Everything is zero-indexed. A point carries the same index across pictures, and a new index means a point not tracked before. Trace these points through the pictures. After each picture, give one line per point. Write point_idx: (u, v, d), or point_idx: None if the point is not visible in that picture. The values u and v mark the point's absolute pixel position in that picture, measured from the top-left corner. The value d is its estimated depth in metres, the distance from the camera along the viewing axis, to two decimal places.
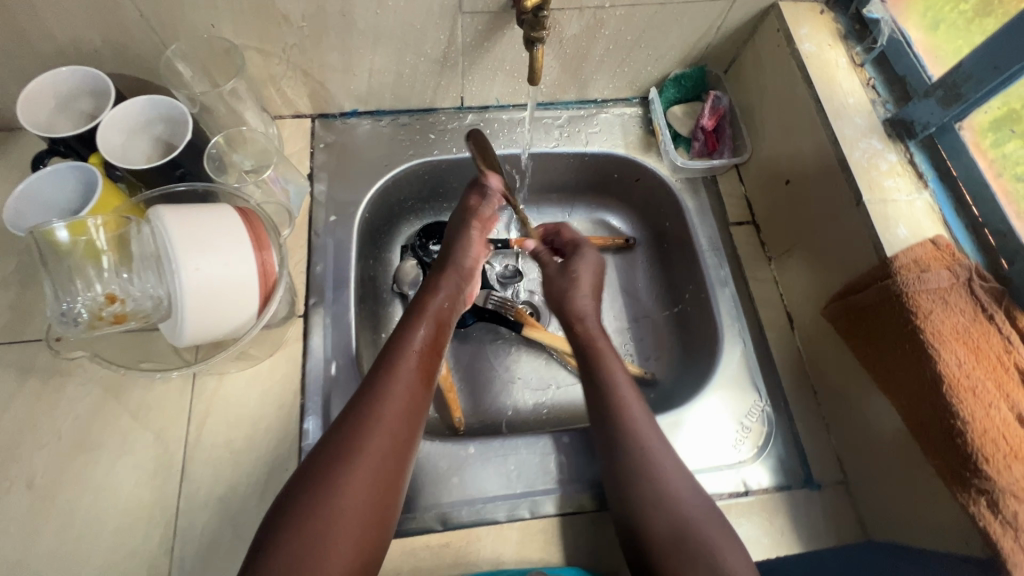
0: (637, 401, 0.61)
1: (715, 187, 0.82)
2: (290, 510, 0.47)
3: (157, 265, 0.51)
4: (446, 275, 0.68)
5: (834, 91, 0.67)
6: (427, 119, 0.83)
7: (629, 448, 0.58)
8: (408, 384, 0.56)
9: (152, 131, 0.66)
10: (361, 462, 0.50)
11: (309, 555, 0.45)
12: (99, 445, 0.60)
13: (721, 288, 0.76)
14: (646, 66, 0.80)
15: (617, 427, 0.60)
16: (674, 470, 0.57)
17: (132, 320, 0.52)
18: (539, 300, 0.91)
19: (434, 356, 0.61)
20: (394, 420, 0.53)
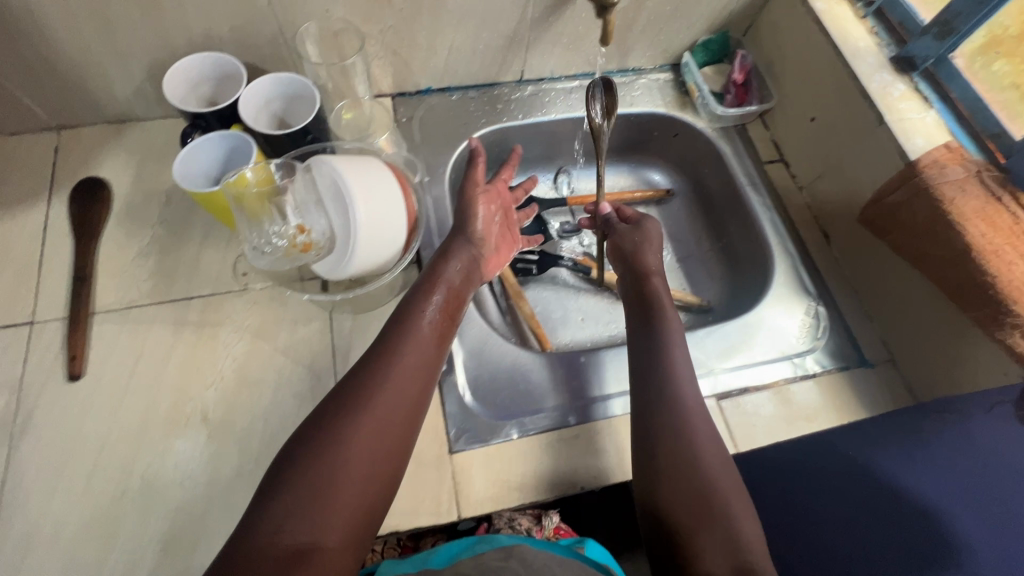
0: (681, 337, 0.67)
1: (746, 133, 0.95)
2: (299, 461, 0.48)
3: (330, 204, 0.60)
4: (458, 245, 0.71)
5: (848, 38, 0.80)
6: (492, 92, 0.93)
7: (664, 379, 0.62)
8: (422, 350, 0.59)
9: (270, 109, 0.74)
10: (370, 422, 0.51)
11: (314, 506, 0.46)
12: (260, 380, 0.67)
13: (766, 215, 0.88)
14: (679, 34, 0.93)
15: (663, 357, 0.64)
16: (701, 416, 0.59)
17: (315, 248, 0.62)
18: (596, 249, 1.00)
19: (447, 322, 0.63)
20: (405, 381, 0.56)
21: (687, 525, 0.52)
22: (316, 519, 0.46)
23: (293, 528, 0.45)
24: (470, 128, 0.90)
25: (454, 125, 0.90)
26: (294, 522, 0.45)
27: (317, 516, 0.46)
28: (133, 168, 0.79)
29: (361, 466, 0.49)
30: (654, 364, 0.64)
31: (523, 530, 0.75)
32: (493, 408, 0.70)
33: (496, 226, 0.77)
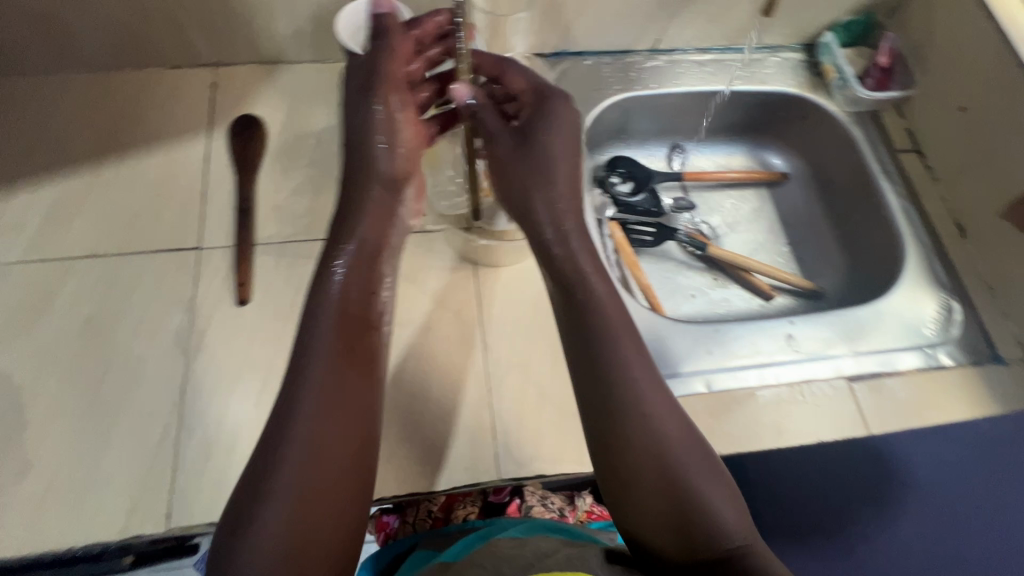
0: (632, 342, 0.58)
1: (880, 120, 0.93)
2: (249, 478, 0.49)
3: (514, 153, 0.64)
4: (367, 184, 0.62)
5: (1018, 26, 0.77)
6: (625, 60, 0.93)
7: (620, 395, 0.56)
8: (324, 361, 0.53)
9: (427, 58, 0.75)
10: (300, 439, 0.50)
11: (276, 517, 0.47)
12: (412, 321, 0.71)
13: (898, 205, 0.87)
14: (822, 12, 0.90)
15: (619, 373, 0.57)
16: (656, 430, 0.55)
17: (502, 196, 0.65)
18: (707, 228, 1.00)
19: (362, 300, 0.58)
20: (326, 391, 0.52)
21: (690, 534, 0.52)
22: (273, 529, 0.47)
23: (253, 553, 0.46)
24: (603, 95, 0.91)
25: (588, 91, 0.90)
26: (280, 538, 0.47)
27: (264, 528, 0.47)
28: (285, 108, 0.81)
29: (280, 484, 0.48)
30: (606, 381, 0.57)
31: (554, 509, 0.75)
32: None
33: (418, 150, 0.68)
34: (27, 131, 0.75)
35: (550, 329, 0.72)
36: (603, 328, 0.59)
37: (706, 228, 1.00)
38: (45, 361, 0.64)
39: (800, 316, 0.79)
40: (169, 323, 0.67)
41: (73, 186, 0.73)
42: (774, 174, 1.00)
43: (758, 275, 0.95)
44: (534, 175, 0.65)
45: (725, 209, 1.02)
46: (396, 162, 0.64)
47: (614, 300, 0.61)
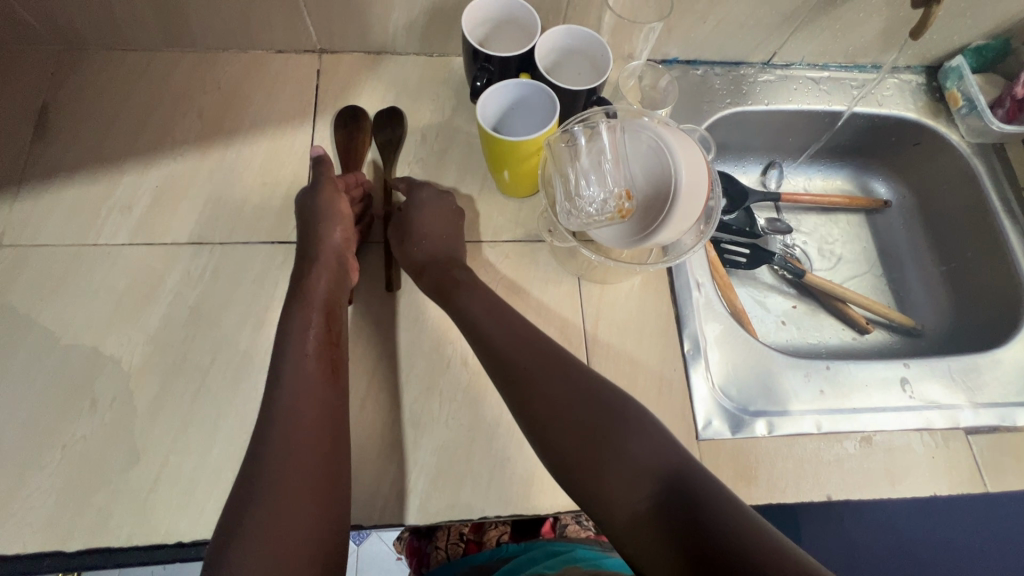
0: (549, 349, 0.55)
1: (1005, 154, 0.87)
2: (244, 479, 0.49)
3: (648, 158, 0.60)
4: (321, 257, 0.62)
5: None
6: (738, 72, 0.88)
7: (527, 386, 0.53)
8: (299, 371, 0.54)
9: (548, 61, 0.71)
10: (274, 444, 0.49)
11: (267, 515, 0.46)
12: None
13: (1021, 247, 0.82)
14: (955, 35, 0.85)
15: (547, 375, 0.53)
16: (575, 421, 0.49)
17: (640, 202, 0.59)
18: (801, 252, 0.96)
19: (326, 323, 0.58)
20: (304, 402, 0.52)
21: (676, 500, 0.43)
22: (262, 529, 0.45)
23: (245, 559, 0.43)
24: (713, 107, 0.86)
25: (697, 102, 0.86)
26: (268, 539, 0.45)
27: (246, 526, 0.45)
28: (390, 102, 0.79)
29: (264, 484, 0.47)
30: (521, 378, 0.53)
31: (590, 527, 0.79)
32: (737, 401, 0.68)
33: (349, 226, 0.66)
34: (136, 109, 0.74)
35: (655, 353, 0.69)
36: (508, 346, 0.56)
37: (799, 251, 0.96)
38: (151, 348, 0.63)
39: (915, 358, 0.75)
40: (274, 318, 0.65)
41: (178, 168, 0.72)
42: (877, 201, 0.95)
43: (854, 307, 0.91)
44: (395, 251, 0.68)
45: (821, 234, 0.97)
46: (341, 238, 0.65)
47: (535, 335, 0.57)
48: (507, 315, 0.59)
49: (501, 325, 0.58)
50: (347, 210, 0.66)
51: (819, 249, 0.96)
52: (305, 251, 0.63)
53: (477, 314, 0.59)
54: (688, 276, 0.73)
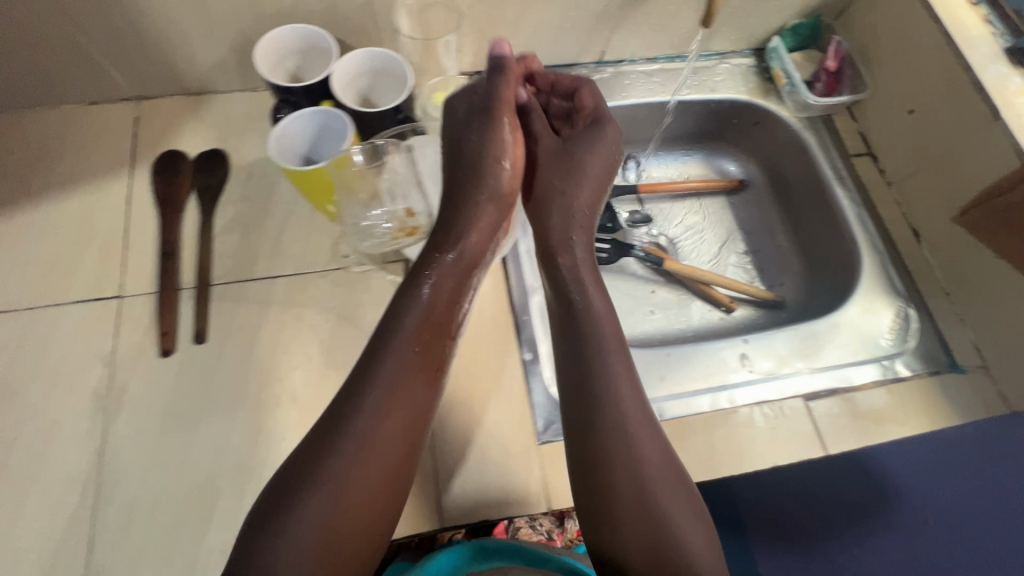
0: (636, 392, 0.55)
1: (832, 124, 0.91)
2: (287, 480, 0.48)
3: None
4: (473, 193, 0.62)
5: (959, 25, 0.75)
6: (571, 73, 0.90)
7: (614, 431, 0.52)
8: (400, 370, 0.53)
9: (357, 85, 0.72)
10: (349, 450, 0.49)
11: (330, 517, 0.46)
12: (348, 363, 0.67)
13: (851, 211, 0.85)
14: (768, 17, 0.89)
15: (625, 432, 0.52)
16: (630, 474, 0.51)
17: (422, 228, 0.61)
18: (665, 239, 0.98)
19: (442, 332, 0.57)
20: (388, 396, 0.51)
21: None
22: (288, 552, 0.44)
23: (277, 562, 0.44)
24: None
25: None
26: (302, 549, 0.45)
27: (303, 543, 0.45)
28: (213, 140, 0.78)
29: (316, 491, 0.47)
30: (596, 424, 0.53)
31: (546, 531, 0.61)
32: None
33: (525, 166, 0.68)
34: None
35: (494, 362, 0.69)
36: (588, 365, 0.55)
37: (663, 239, 0.98)
38: None
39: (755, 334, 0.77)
40: (88, 379, 0.63)
41: None
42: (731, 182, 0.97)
43: (717, 287, 0.92)
44: (564, 175, 0.66)
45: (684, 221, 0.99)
46: (503, 180, 0.64)
47: (626, 369, 0.56)
48: (597, 318, 0.58)
49: (603, 331, 0.57)
50: (507, 139, 0.65)
51: (682, 235, 0.98)
52: (454, 216, 0.62)
53: (591, 311, 0.58)
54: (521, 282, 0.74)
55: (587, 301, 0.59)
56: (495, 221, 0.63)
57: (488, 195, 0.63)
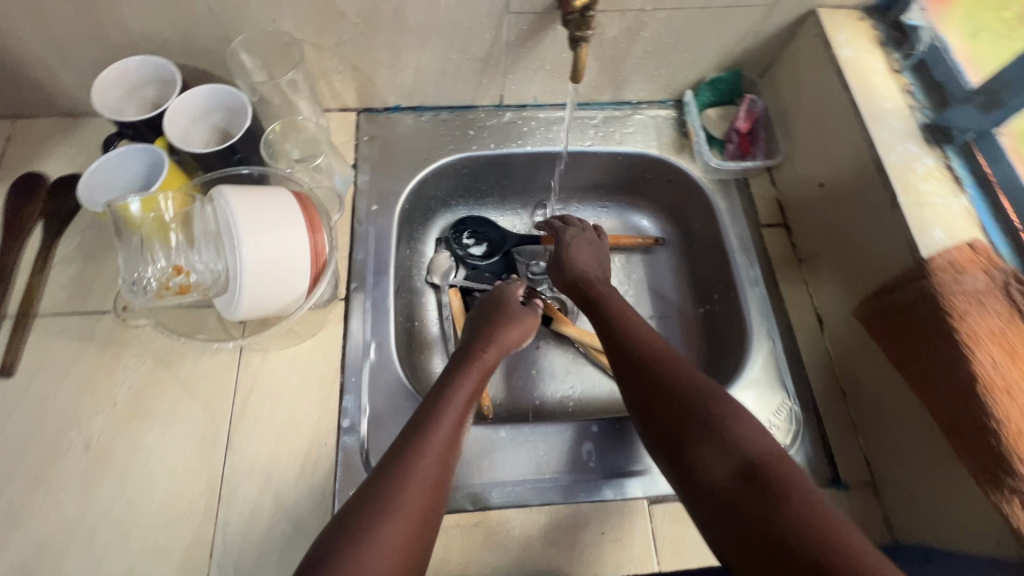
0: (757, 428, 0.49)
1: (747, 189, 0.83)
2: (344, 538, 0.42)
3: (218, 241, 0.55)
4: (501, 307, 0.71)
5: (872, 95, 0.68)
6: (467, 116, 0.86)
7: (734, 453, 0.48)
8: (442, 437, 0.52)
9: (210, 120, 0.69)
10: (396, 501, 0.45)
11: (354, 565, 0.41)
12: (152, 412, 0.64)
13: (751, 288, 0.76)
14: (683, 69, 0.82)
15: (721, 434, 0.49)
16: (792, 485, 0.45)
17: (195, 290, 0.58)
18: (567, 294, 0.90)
19: (476, 399, 0.59)
20: (433, 457, 0.49)
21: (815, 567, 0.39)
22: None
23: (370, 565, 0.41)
24: (434, 154, 0.83)
25: (419, 149, 0.83)
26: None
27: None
28: (78, 165, 0.76)
29: (384, 542, 0.43)
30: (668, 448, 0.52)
31: None
32: None
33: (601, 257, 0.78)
34: None
35: (310, 426, 0.65)
36: (696, 402, 0.52)
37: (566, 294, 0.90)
38: None
39: (610, 420, 0.70)
40: None
41: None
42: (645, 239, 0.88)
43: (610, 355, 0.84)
44: (577, 258, 0.76)
45: None
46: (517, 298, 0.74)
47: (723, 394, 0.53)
48: (673, 369, 0.56)
49: (687, 376, 0.55)
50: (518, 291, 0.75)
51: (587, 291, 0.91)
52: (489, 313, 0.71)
53: (676, 367, 0.56)
54: (360, 339, 0.70)
55: (667, 359, 0.57)
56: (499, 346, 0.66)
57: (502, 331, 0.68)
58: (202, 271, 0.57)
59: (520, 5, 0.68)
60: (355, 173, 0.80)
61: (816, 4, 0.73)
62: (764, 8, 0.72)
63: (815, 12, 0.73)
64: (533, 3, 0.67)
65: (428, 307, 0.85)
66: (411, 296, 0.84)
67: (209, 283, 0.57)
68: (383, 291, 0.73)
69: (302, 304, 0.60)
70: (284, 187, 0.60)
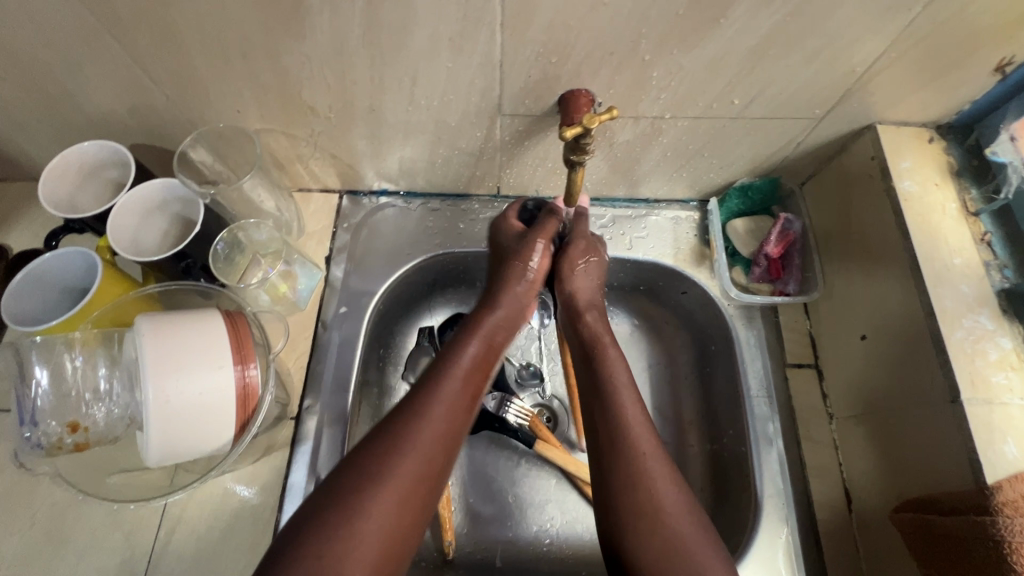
0: (672, 482, 0.48)
1: (774, 318, 0.71)
2: (339, 489, 0.43)
3: (135, 382, 0.49)
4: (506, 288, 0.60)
5: (937, 245, 0.56)
6: (459, 205, 0.77)
7: (636, 498, 0.47)
8: (448, 411, 0.49)
9: (170, 211, 0.64)
10: (391, 479, 0.44)
11: (327, 566, 0.39)
12: (69, 539, 0.58)
13: (766, 448, 0.63)
14: (709, 172, 0.69)
15: (634, 481, 0.48)
16: (663, 542, 0.45)
17: (100, 439, 0.51)
18: (560, 404, 0.79)
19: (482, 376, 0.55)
20: (436, 439, 0.47)
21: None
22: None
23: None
24: (417, 248, 0.74)
25: (402, 241, 0.75)
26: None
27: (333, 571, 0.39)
28: (39, 241, 0.72)
29: (365, 544, 0.41)
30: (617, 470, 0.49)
31: None
32: None
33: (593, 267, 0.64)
34: None
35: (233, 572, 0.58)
36: (623, 442, 0.50)
37: (558, 403, 0.79)
38: None
39: None
40: None
41: None
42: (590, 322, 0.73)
43: None
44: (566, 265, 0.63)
45: None
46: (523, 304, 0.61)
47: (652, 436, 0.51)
48: (617, 400, 0.53)
49: (623, 410, 0.52)
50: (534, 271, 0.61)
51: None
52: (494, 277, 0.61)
53: (615, 397, 0.53)
54: (305, 467, 0.62)
55: (613, 390, 0.54)
56: (517, 306, 0.61)
57: (517, 275, 0.61)
58: (109, 424, 0.51)
59: (513, 108, 0.58)
60: (328, 266, 0.73)
61: (877, 120, 0.60)
62: (811, 121, 0.60)
63: (873, 127, 0.61)
64: (529, 106, 0.58)
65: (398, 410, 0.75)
66: (381, 397, 0.74)
67: (117, 434, 0.51)
68: (343, 384, 0.66)
69: (226, 450, 0.52)
70: (216, 313, 0.52)
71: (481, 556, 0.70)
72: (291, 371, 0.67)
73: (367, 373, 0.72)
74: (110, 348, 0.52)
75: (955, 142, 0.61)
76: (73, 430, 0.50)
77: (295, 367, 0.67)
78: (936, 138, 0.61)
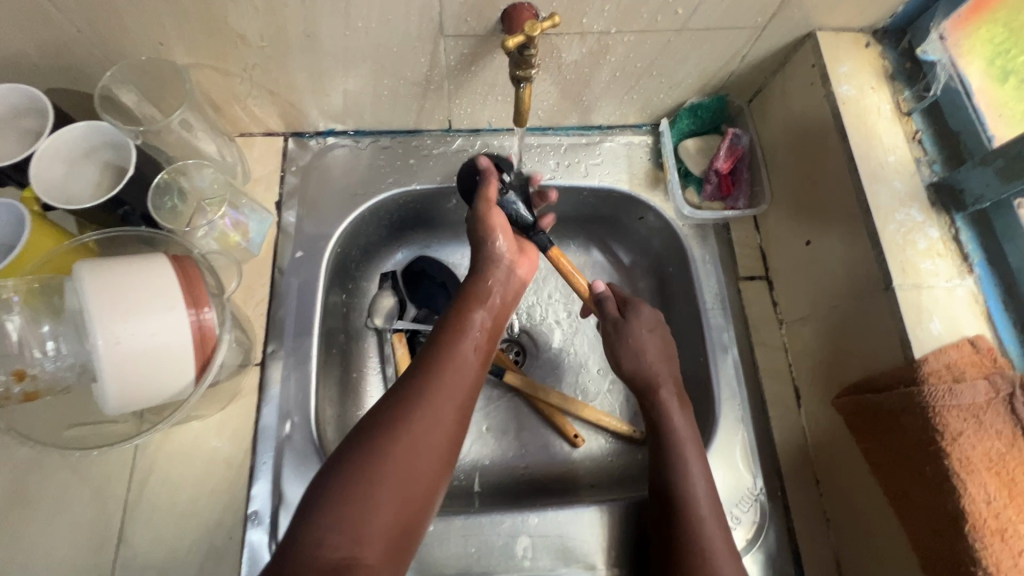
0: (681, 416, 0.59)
1: (727, 235, 0.73)
2: (353, 459, 0.45)
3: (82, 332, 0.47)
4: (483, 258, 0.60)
5: (872, 145, 0.58)
6: (411, 142, 0.75)
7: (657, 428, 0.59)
8: (458, 369, 0.52)
9: (101, 157, 0.60)
10: (405, 442, 0.46)
11: (352, 522, 0.42)
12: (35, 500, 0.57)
13: (722, 355, 0.67)
14: (659, 93, 0.69)
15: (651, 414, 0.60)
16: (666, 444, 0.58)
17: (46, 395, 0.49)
18: (527, 337, 0.80)
19: (490, 342, 0.57)
20: (438, 404, 0.49)
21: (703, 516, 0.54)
22: (354, 533, 0.42)
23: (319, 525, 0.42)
24: (371, 189, 0.73)
25: (353, 182, 0.73)
26: (335, 531, 0.42)
27: (358, 526, 0.43)
28: None
29: (383, 497, 0.44)
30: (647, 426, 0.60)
31: None
32: None
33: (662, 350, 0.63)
34: None
35: (213, 515, 0.58)
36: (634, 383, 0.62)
37: (525, 336, 0.80)
38: None
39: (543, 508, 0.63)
40: None
41: None
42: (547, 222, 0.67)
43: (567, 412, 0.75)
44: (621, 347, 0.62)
45: (557, 320, 0.81)
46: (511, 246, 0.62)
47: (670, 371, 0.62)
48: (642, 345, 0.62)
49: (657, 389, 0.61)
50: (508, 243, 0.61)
51: (550, 332, 0.81)
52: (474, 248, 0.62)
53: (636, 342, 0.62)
54: (276, 410, 0.62)
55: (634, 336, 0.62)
56: (504, 272, 0.61)
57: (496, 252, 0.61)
58: (56, 376, 0.49)
59: (455, 28, 0.56)
60: (279, 212, 0.71)
61: (817, 27, 0.61)
62: (755, 30, 0.60)
63: (814, 34, 0.62)
64: (471, 25, 0.56)
65: (368, 355, 0.74)
66: (349, 342, 0.73)
67: (68, 384, 0.50)
68: (304, 328, 0.65)
69: (187, 394, 0.51)
70: (161, 256, 0.50)
71: (460, 484, 0.72)
72: (250, 319, 0.66)
73: (331, 320, 0.71)
74: (51, 302, 0.50)
75: (889, 46, 0.63)
76: (20, 380, 0.48)
77: (254, 316, 0.66)
78: (872, 43, 0.63)
